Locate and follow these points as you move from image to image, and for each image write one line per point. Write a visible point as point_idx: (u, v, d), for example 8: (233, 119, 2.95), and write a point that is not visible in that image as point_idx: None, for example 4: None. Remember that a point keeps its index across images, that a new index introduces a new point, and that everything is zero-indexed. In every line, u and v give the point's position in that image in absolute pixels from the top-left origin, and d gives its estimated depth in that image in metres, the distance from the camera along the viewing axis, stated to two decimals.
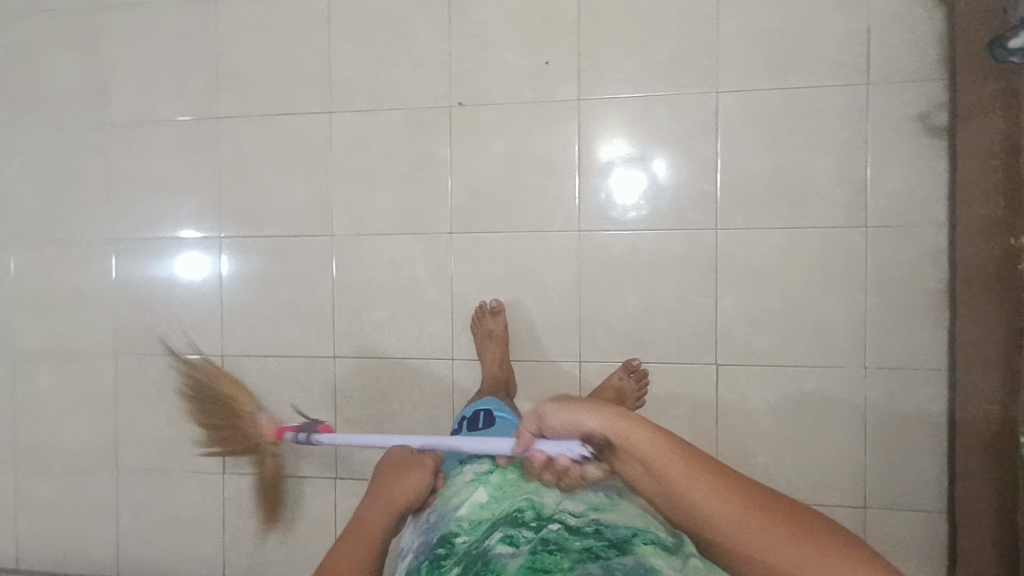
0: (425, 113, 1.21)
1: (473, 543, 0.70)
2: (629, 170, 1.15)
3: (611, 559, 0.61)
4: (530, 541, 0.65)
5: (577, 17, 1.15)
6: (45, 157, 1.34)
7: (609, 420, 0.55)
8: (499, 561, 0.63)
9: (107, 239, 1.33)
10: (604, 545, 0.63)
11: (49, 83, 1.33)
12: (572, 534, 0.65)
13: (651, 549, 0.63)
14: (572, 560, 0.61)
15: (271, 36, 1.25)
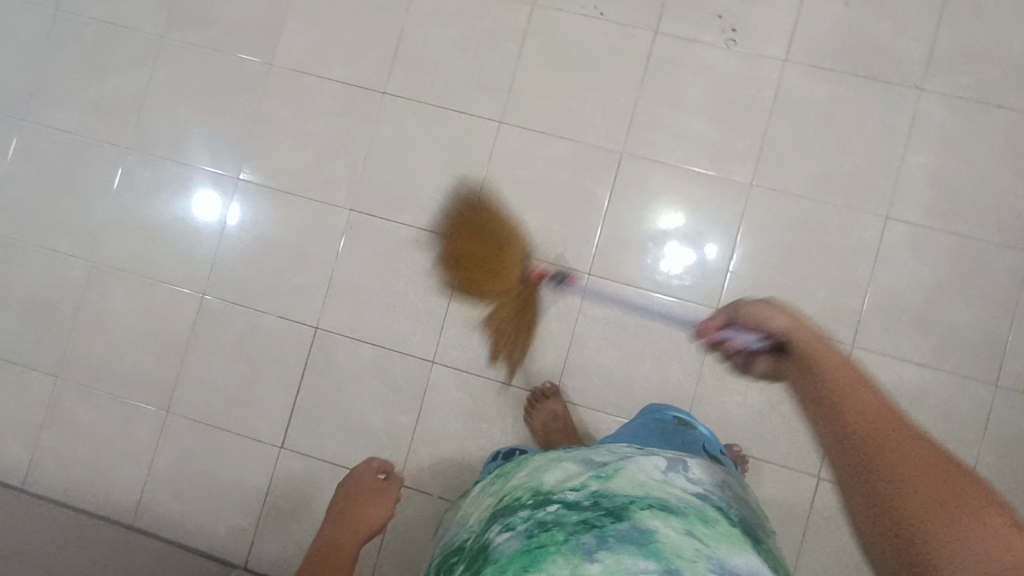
0: (597, 152, 1.21)
1: (476, 533, 0.70)
2: (682, 244, 1.18)
3: (605, 527, 0.58)
4: (527, 521, 0.63)
5: (770, 108, 1.18)
6: (195, 79, 1.29)
7: (798, 323, 0.57)
8: (499, 549, 0.62)
9: (164, 160, 1.29)
10: (600, 513, 0.60)
11: (222, 8, 1.29)
12: (570, 509, 0.62)
13: (652, 512, 0.59)
14: (567, 532, 0.59)
15: (466, 33, 1.25)
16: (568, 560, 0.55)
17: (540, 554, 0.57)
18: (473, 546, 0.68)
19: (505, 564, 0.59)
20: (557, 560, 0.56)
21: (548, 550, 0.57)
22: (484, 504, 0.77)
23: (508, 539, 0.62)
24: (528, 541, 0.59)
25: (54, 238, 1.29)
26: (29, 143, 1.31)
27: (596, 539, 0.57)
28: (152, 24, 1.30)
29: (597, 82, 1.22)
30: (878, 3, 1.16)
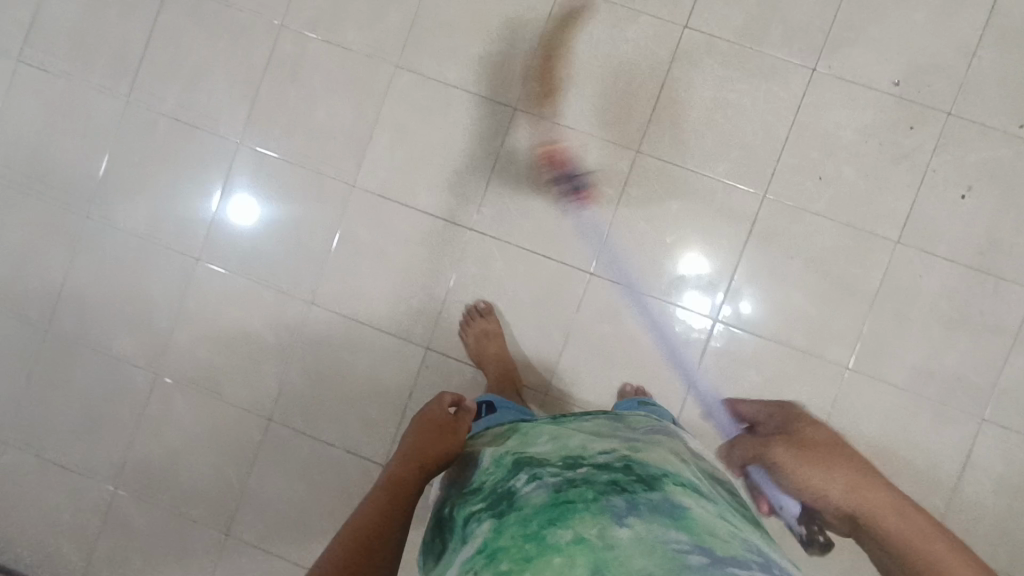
0: (689, 316, 1.15)
1: (500, 478, 0.75)
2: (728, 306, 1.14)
3: (635, 493, 0.66)
4: (557, 477, 0.69)
5: (876, 291, 1.11)
6: (274, 190, 1.22)
7: (854, 497, 0.84)
8: (528, 495, 0.68)
9: (226, 251, 1.23)
10: (631, 481, 0.68)
11: (307, 115, 1.21)
12: (600, 470, 0.70)
13: (679, 490, 0.68)
14: (597, 491, 0.66)
15: (565, 172, 1.18)
16: (598, 516, 0.62)
17: (569, 508, 0.64)
18: (496, 487, 0.74)
19: (535, 511, 0.65)
20: (584, 514, 0.63)
21: (578, 505, 0.64)
22: (505, 449, 0.83)
23: (537, 489, 0.69)
24: (559, 494, 0.66)
25: (114, 342, 1.24)
26: (93, 239, 1.24)
27: (627, 505, 0.64)
28: (232, 125, 1.22)
29: (699, 241, 1.15)
30: (1004, 195, 1.10)
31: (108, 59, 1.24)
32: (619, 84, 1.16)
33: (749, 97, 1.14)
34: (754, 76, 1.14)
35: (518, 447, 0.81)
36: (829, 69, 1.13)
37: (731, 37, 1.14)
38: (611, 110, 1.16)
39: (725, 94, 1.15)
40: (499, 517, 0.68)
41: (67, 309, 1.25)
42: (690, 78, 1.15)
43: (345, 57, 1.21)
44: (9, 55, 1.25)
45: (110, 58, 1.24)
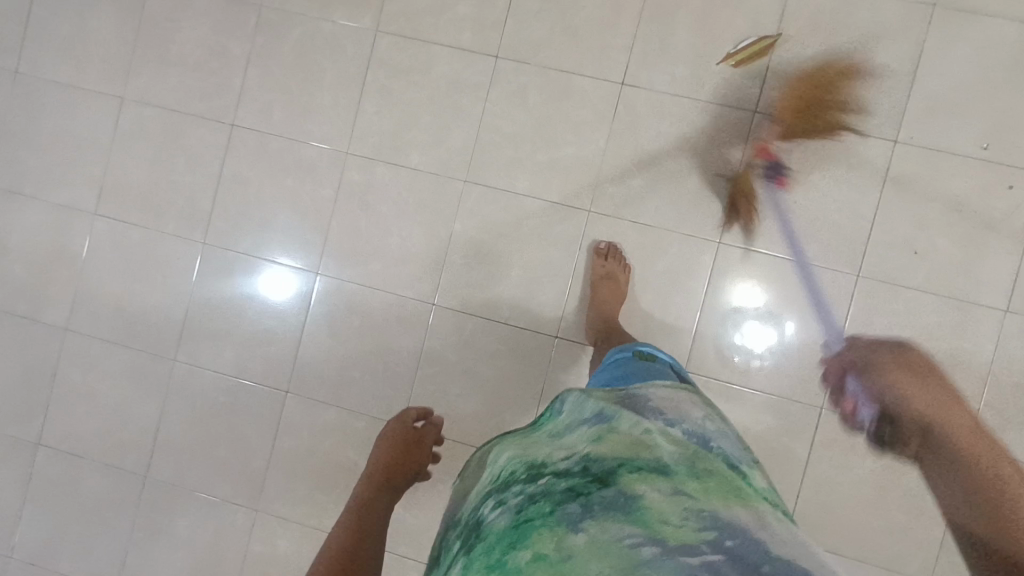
0: (794, 407, 1.12)
1: (471, 511, 0.67)
2: (765, 325, 1.13)
3: (592, 494, 0.57)
4: (518, 496, 0.61)
5: (989, 364, 1.08)
6: (356, 318, 1.23)
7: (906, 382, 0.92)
8: (489, 525, 0.60)
9: (314, 385, 1.23)
10: (588, 481, 0.59)
11: (381, 241, 1.22)
12: (559, 478, 0.61)
13: (637, 475, 0.58)
14: (555, 503, 0.57)
15: (648, 272, 1.16)
16: (552, 532, 0.53)
17: (527, 528, 0.55)
18: (467, 522, 0.66)
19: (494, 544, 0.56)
20: (542, 533, 0.54)
21: (534, 525, 0.55)
22: (484, 476, 0.73)
23: (500, 515, 0.60)
24: (517, 515, 0.58)
25: (213, 486, 1.25)
26: (182, 385, 1.26)
27: (582, 508, 0.55)
28: (309, 257, 1.24)
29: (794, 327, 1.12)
30: None
31: (180, 207, 1.26)
32: (692, 176, 1.15)
33: (828, 176, 1.11)
34: (831, 154, 1.11)
35: (488, 473, 0.73)
36: (910, 139, 1.09)
37: (803, 116, 1.12)
38: (687, 203, 1.15)
39: (803, 175, 1.12)
40: (468, 554, 0.60)
41: (165, 456, 1.26)
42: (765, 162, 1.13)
43: (413, 180, 1.21)
44: (86, 209, 1.28)
45: (184, 205, 1.26)
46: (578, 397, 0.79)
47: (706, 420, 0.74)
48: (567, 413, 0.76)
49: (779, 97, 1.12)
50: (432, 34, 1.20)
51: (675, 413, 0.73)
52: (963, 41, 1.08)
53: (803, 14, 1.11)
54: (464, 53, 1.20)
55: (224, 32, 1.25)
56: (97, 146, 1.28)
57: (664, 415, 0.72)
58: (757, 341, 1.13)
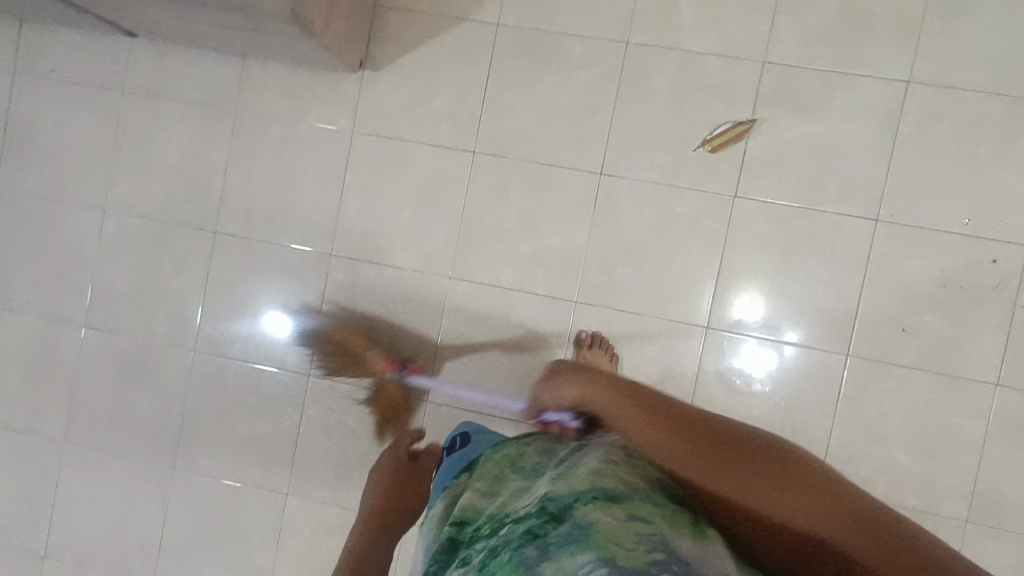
0: None
1: None
2: (763, 345, 1.13)
3: (548, 535, 0.44)
4: (478, 555, 0.48)
5: (982, 439, 1.08)
6: (350, 416, 1.23)
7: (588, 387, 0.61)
8: None
9: (314, 483, 1.24)
10: (544, 521, 0.46)
11: (371, 339, 1.22)
12: (514, 524, 0.48)
13: (598, 508, 0.45)
14: (508, 562, 0.44)
15: (638, 358, 1.16)
16: None
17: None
18: None
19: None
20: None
21: None
22: (439, 526, 0.61)
23: None
24: None
25: None
26: (183, 488, 1.27)
27: (535, 552, 0.43)
28: (300, 357, 1.24)
29: (787, 412, 1.12)
30: None
31: (169, 313, 1.27)
32: (676, 264, 1.15)
33: (810, 259, 1.11)
34: (813, 236, 1.11)
35: (445, 522, 0.60)
36: (891, 218, 1.09)
37: (782, 201, 1.12)
38: (672, 290, 1.15)
39: (785, 258, 1.12)
40: None
41: (173, 560, 1.27)
42: (747, 248, 1.13)
43: (398, 277, 1.22)
44: (75, 321, 1.28)
45: (172, 311, 1.27)
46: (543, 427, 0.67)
47: None
48: (529, 439, 0.66)
49: (756, 182, 1.12)
50: (408, 132, 1.20)
51: None
52: (939, 118, 1.08)
53: (776, 99, 1.11)
54: (441, 149, 1.20)
55: (200, 137, 1.24)
56: (82, 257, 1.28)
57: None
58: (756, 367, 1.13)
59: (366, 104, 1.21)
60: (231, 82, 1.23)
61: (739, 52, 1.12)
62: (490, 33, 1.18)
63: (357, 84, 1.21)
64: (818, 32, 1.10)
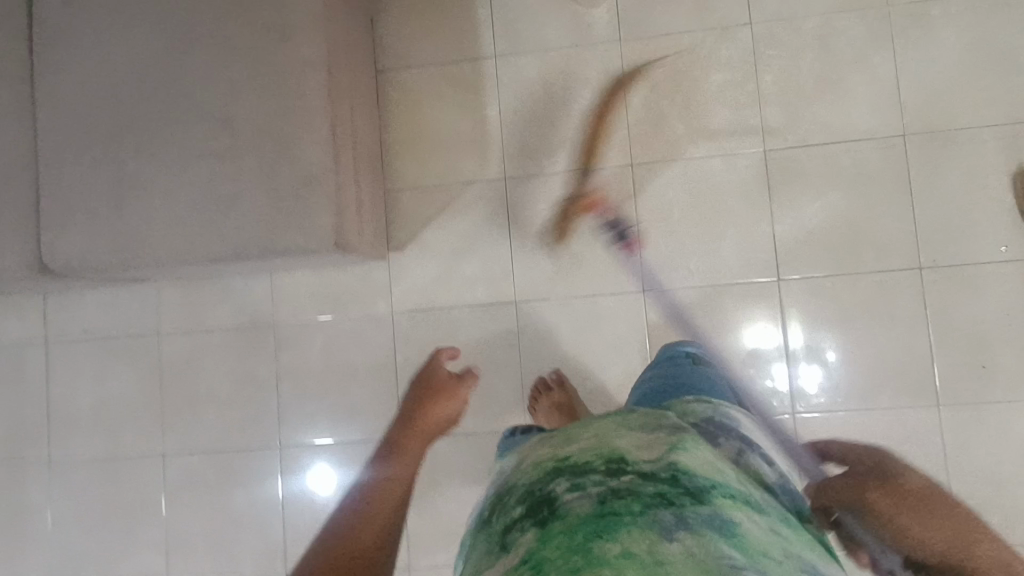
0: None
1: (522, 477, 0.56)
2: (809, 362, 1.14)
3: (690, 510, 0.49)
4: (599, 483, 0.51)
5: None
6: None
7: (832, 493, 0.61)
8: (562, 505, 0.49)
9: None
10: (684, 494, 0.50)
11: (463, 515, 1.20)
12: (647, 475, 0.51)
13: (735, 503, 0.51)
14: (645, 505, 0.49)
15: None
16: (645, 539, 0.46)
17: (614, 526, 0.47)
18: (518, 493, 0.54)
19: (578, 525, 0.47)
20: (632, 530, 0.46)
21: (624, 523, 0.47)
22: (529, 453, 0.60)
23: (578, 498, 0.49)
24: (601, 509, 0.48)
25: None
26: None
27: (677, 518, 0.48)
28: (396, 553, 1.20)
29: None
30: None
31: (252, 544, 1.22)
32: (744, 359, 1.15)
33: (874, 322, 1.12)
34: (869, 299, 1.13)
35: (542, 444, 0.60)
36: (934, 263, 1.11)
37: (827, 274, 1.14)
38: (749, 388, 1.15)
39: (849, 328, 1.13)
40: (537, 530, 0.49)
41: None
42: (808, 326, 1.14)
43: (474, 444, 1.20)
44: None
45: (254, 540, 1.23)
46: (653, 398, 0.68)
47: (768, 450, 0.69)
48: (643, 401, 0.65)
49: (795, 262, 1.15)
50: (447, 301, 1.22)
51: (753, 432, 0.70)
52: (944, 162, 1.12)
53: (788, 182, 1.16)
54: (482, 311, 1.21)
55: (246, 359, 1.24)
56: (151, 507, 1.24)
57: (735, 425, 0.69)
58: (812, 385, 1.14)
59: (400, 285, 1.23)
60: (263, 298, 1.24)
61: (739, 148, 1.17)
62: (500, 189, 1.22)
63: (386, 269, 1.23)
64: (805, 113, 1.16)
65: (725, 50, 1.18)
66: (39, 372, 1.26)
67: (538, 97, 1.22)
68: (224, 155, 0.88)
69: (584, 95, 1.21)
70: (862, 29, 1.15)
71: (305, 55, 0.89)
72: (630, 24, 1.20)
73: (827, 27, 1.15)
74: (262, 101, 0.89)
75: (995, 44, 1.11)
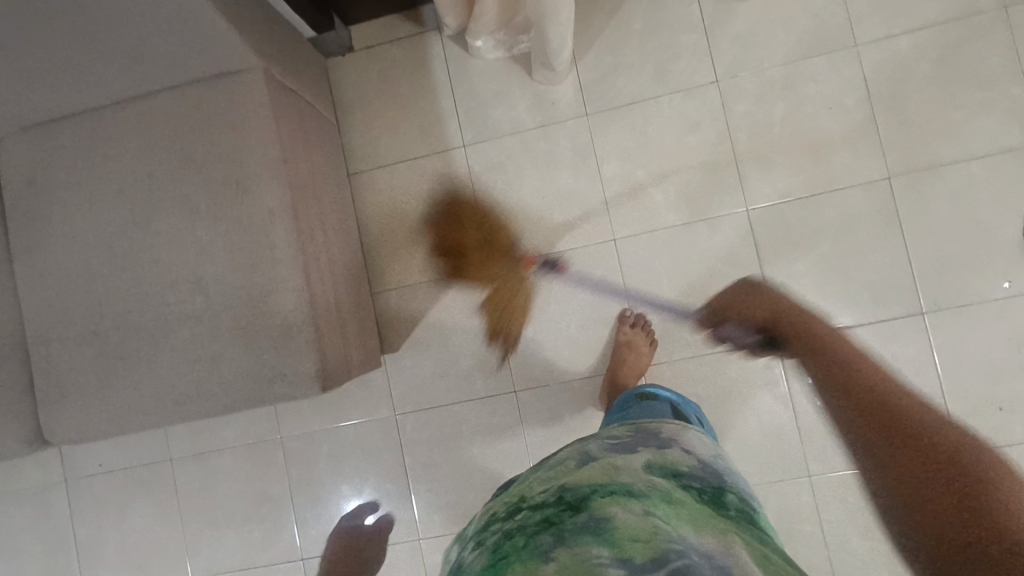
0: None
1: (462, 549, 0.74)
2: (827, 362, 1.12)
3: (565, 521, 0.65)
4: (496, 534, 0.69)
5: None
6: None
7: None
8: (470, 561, 0.67)
9: None
10: (561, 509, 0.67)
11: None
12: (536, 509, 0.69)
13: (608, 499, 0.67)
14: (529, 535, 0.65)
15: None
16: (526, 562, 0.61)
17: (504, 562, 0.63)
18: (453, 563, 0.73)
19: (477, 573, 0.64)
20: (518, 562, 0.62)
21: (510, 558, 0.63)
22: (474, 519, 0.79)
23: (476, 553, 0.68)
24: (492, 554, 0.65)
25: None
26: None
27: (554, 538, 0.63)
28: None
29: (924, 526, 1.09)
30: None
31: None
32: (752, 424, 1.13)
33: (879, 373, 1.10)
34: (873, 350, 1.10)
35: (478, 517, 0.78)
36: (937, 307, 1.08)
37: (828, 327, 1.12)
38: (761, 453, 1.13)
39: (856, 381, 1.11)
40: None
41: None
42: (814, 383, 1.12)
43: None
44: None
45: None
46: (575, 446, 0.86)
47: (705, 454, 0.84)
48: (564, 453, 0.83)
49: (791, 319, 1.12)
50: (446, 397, 1.22)
51: (688, 445, 0.85)
52: (934, 198, 1.08)
53: (775, 239, 1.13)
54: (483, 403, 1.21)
55: (258, 476, 1.25)
56: None
57: (667, 440, 0.84)
58: (829, 386, 1.12)
59: (399, 386, 1.23)
60: (266, 415, 1.25)
61: (720, 210, 1.14)
62: (485, 279, 1.21)
63: (383, 371, 1.23)
64: (783, 165, 1.12)
65: (691, 111, 1.15)
66: (62, 512, 1.29)
67: (511, 181, 1.21)
68: (201, 316, 0.89)
69: (555, 173, 1.19)
70: (831, 72, 1.10)
71: (268, 203, 0.89)
72: (591, 97, 1.18)
73: (794, 75, 1.11)
74: (231, 259, 0.89)
75: (973, 71, 1.06)
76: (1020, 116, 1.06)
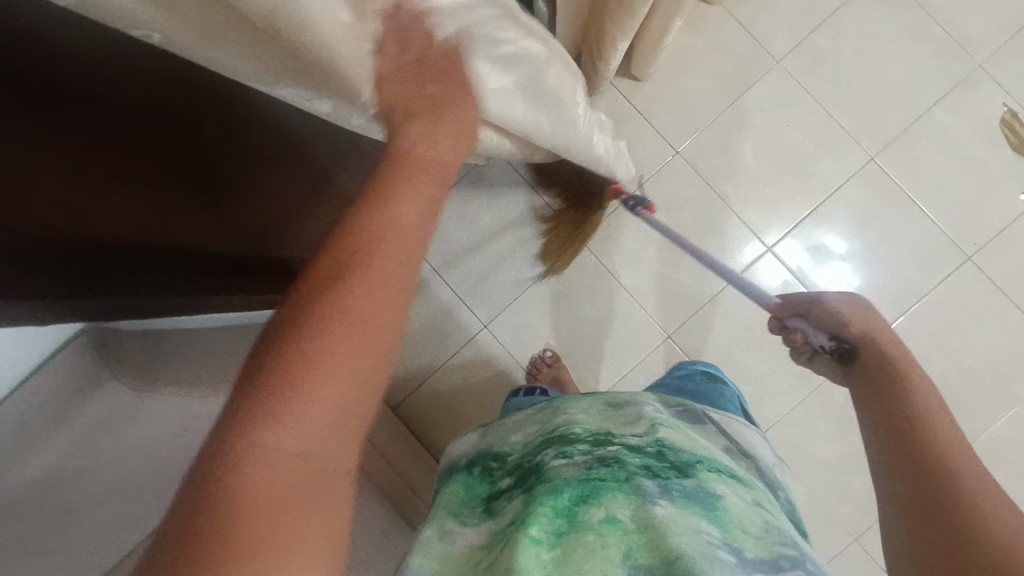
0: None
1: (523, 456, 0.64)
2: (827, 266, 1.13)
3: (671, 479, 0.54)
4: (586, 452, 0.58)
5: None
6: None
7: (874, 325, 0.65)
8: (553, 471, 0.56)
9: None
10: (666, 464, 0.55)
11: None
12: (632, 450, 0.57)
13: (716, 475, 0.55)
14: (630, 472, 0.54)
15: None
16: (630, 501, 0.51)
17: (601, 487, 0.52)
18: (516, 466, 0.62)
19: (560, 487, 0.53)
20: (618, 499, 0.51)
21: (610, 488, 0.52)
22: (525, 435, 0.68)
23: (563, 462, 0.57)
24: (587, 471, 0.54)
25: None
26: None
27: (660, 487, 0.52)
28: None
29: None
30: None
31: None
32: None
33: (965, 327, 1.11)
34: (954, 311, 1.12)
35: (540, 427, 0.68)
36: (979, 247, 1.12)
37: (841, 260, 1.13)
38: None
39: (951, 343, 1.11)
40: (526, 493, 0.56)
41: None
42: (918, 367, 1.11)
43: None
44: None
45: None
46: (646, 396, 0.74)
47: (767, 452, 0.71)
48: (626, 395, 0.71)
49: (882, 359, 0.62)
50: None
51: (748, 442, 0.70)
52: (918, 157, 1.13)
53: (805, 249, 1.14)
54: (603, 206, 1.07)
55: None
56: None
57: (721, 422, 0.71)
58: (834, 281, 1.13)
59: None
60: None
61: (747, 258, 1.15)
62: None
63: None
64: (777, 192, 1.15)
65: (672, 189, 1.16)
66: None
67: (547, 334, 1.17)
68: None
69: (583, 305, 1.17)
70: (771, 95, 1.15)
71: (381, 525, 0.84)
72: None
73: (741, 112, 1.15)
74: None
75: (884, 39, 1.14)
76: (941, 59, 1.14)
